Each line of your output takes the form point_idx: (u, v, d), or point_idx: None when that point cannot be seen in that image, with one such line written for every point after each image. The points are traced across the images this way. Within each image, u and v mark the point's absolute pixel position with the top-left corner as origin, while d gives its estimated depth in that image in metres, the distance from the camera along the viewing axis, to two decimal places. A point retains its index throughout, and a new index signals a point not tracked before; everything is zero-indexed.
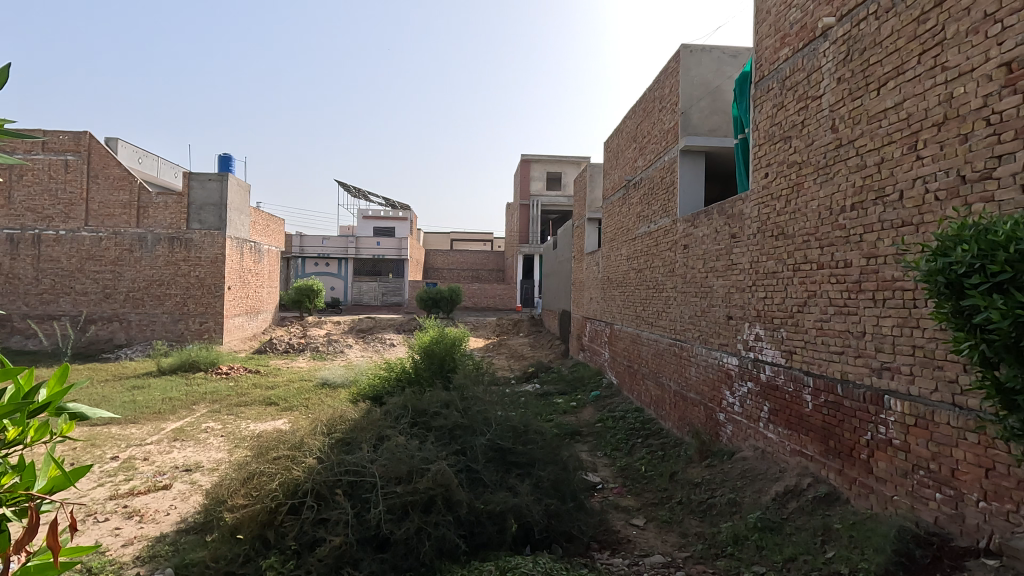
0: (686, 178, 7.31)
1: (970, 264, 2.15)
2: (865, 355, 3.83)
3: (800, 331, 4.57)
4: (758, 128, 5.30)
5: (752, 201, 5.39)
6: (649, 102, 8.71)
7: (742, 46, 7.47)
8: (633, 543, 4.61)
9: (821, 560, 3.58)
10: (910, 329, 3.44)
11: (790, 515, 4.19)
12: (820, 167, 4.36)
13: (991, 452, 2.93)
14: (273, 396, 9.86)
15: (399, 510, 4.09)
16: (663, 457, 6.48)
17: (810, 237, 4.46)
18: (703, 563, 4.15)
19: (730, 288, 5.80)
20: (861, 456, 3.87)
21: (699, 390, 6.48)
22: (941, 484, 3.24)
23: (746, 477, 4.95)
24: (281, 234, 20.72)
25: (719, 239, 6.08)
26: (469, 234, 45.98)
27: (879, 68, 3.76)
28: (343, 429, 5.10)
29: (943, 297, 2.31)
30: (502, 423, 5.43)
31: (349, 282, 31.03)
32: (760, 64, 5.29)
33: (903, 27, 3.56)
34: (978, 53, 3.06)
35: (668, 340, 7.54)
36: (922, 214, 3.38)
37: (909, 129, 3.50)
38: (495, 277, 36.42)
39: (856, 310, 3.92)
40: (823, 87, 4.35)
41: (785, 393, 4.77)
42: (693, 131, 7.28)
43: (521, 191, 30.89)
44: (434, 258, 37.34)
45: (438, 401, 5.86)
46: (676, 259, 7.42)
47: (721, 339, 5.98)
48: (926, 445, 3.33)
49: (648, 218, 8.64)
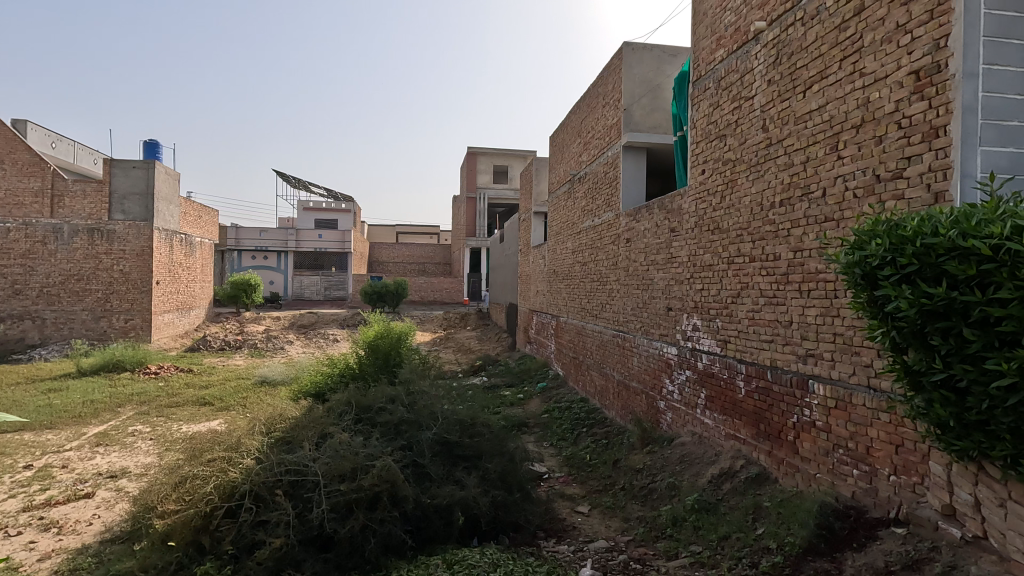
0: (628, 174, 7.51)
1: (883, 257, 2.46)
2: (792, 343, 4.07)
3: (734, 321, 4.80)
4: (695, 126, 5.50)
5: (690, 196, 5.58)
6: (593, 99, 8.88)
7: (680, 47, 7.71)
8: (577, 530, 4.71)
9: (752, 536, 3.80)
10: (831, 318, 3.69)
11: (724, 496, 4.41)
12: (751, 165, 4.59)
13: (900, 430, 3.18)
14: (207, 396, 9.42)
15: (343, 508, 4.01)
16: (606, 445, 6.66)
17: (743, 232, 4.69)
18: (644, 546, 4.32)
19: (669, 280, 6.01)
20: (787, 438, 4.12)
21: (640, 379, 6.70)
22: (858, 460, 3.50)
23: (684, 462, 5.16)
24: (215, 226, 19.71)
25: (659, 233, 6.30)
26: (415, 227, 45.39)
27: (805, 72, 3.99)
28: (283, 428, 4.94)
29: (859, 288, 2.65)
30: (448, 417, 5.39)
31: (289, 277, 29.97)
32: (698, 64, 5.49)
33: (826, 33, 3.78)
34: (891, 61, 3.29)
35: (612, 333, 7.73)
36: (842, 211, 3.63)
37: (831, 130, 3.73)
38: (441, 271, 36.14)
39: (784, 300, 4.16)
40: (754, 88, 4.57)
41: (719, 380, 5.01)
42: (634, 128, 7.47)
43: (467, 184, 30.72)
44: (379, 252, 36.57)
45: (383, 396, 5.76)
46: (618, 253, 7.60)
47: (661, 330, 6.20)
48: (845, 425, 3.58)
49: (592, 213, 8.80)
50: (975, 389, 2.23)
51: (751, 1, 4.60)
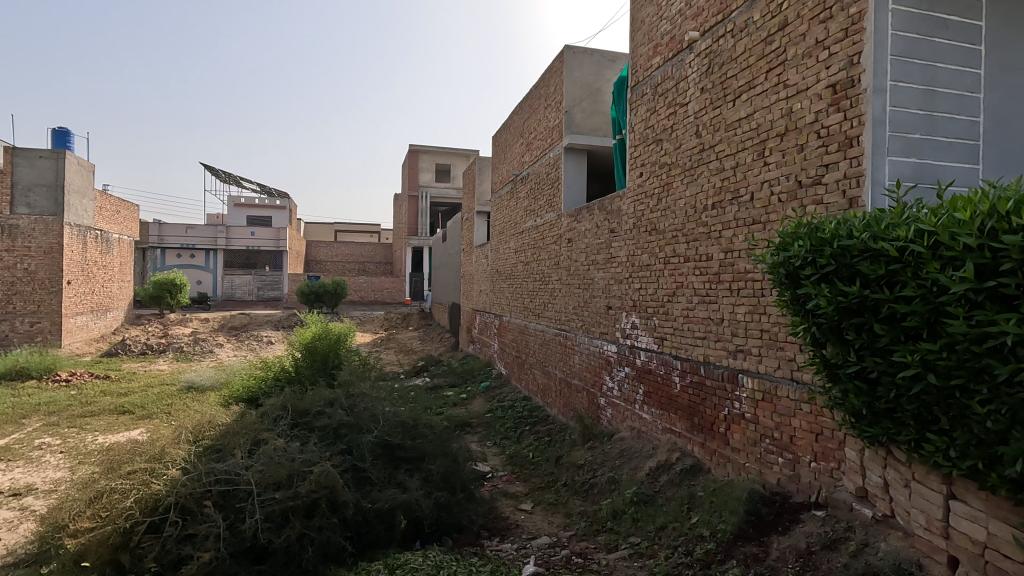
0: (569, 176, 7.64)
1: (804, 258, 2.67)
2: (723, 339, 4.27)
3: (670, 319, 4.98)
4: (634, 130, 5.67)
5: (628, 198, 5.75)
6: (535, 100, 8.97)
7: (619, 52, 7.92)
8: (520, 527, 4.75)
9: (688, 525, 3.95)
10: (758, 315, 3.90)
11: (661, 488, 4.57)
12: (685, 169, 4.78)
13: (819, 419, 3.41)
14: (127, 404, 8.79)
15: (278, 517, 3.86)
16: (549, 443, 6.75)
17: (678, 233, 4.88)
18: (586, 540, 4.40)
19: (609, 280, 6.17)
20: (719, 430, 4.32)
21: (581, 377, 6.83)
22: (782, 449, 3.72)
23: (623, 456, 5.31)
24: (135, 223, 18.44)
25: (599, 234, 6.45)
26: (354, 226, 44.26)
27: (734, 81, 4.19)
28: (212, 436, 4.69)
29: (784, 287, 2.86)
30: (389, 419, 5.29)
31: (219, 276, 28.46)
32: (635, 70, 5.65)
33: (753, 46, 3.99)
34: (811, 75, 3.51)
35: (553, 331, 7.83)
36: (768, 214, 3.84)
37: (758, 138, 3.95)
38: (382, 271, 35.45)
39: (716, 299, 4.35)
40: (688, 96, 4.76)
41: (656, 376, 5.19)
42: (575, 130, 7.61)
43: (409, 182, 30.27)
44: (316, 251, 35.39)
45: (322, 400, 5.58)
46: (560, 253, 7.72)
47: (601, 328, 6.35)
48: (771, 416, 3.80)
49: (534, 213, 8.89)
50: (884, 379, 2.43)
51: (686, 11, 4.78)
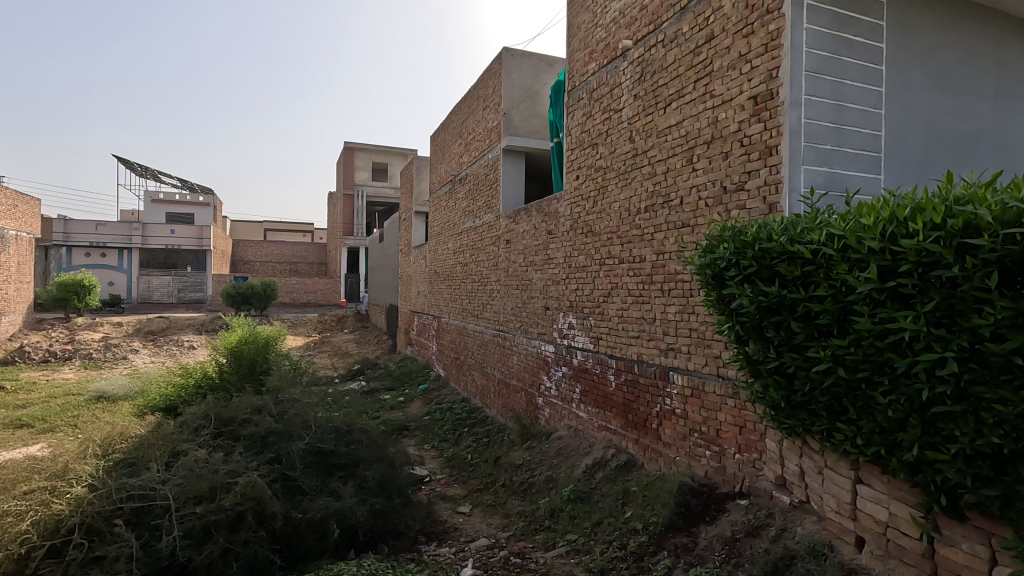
0: (508, 177, 7.67)
1: (729, 260, 2.83)
2: (655, 338, 4.42)
3: (605, 318, 5.10)
4: (570, 134, 5.76)
5: (565, 200, 5.84)
6: (473, 101, 8.95)
7: (556, 57, 8.04)
8: (458, 530, 4.71)
9: (622, 520, 4.05)
10: (687, 315, 4.06)
11: (597, 484, 4.67)
12: (620, 173, 4.91)
13: (743, 413, 3.59)
14: (24, 417, 7.99)
15: (200, 533, 3.63)
16: (487, 444, 6.74)
17: (612, 235, 5.00)
18: (524, 539, 4.42)
19: (547, 281, 6.24)
20: (652, 425, 4.46)
21: (520, 377, 6.87)
22: (709, 442, 3.89)
23: (560, 455, 5.38)
24: (34, 218, 16.85)
25: (537, 236, 6.51)
26: (285, 225, 42.52)
27: (665, 90, 4.35)
28: (124, 449, 4.35)
29: (711, 287, 3.01)
30: (322, 425, 5.10)
31: (134, 277, 26.51)
32: (572, 75, 5.75)
33: (682, 56, 4.16)
34: (734, 86, 3.70)
35: (492, 332, 7.83)
36: (696, 218, 4.01)
37: (687, 145, 4.12)
38: (315, 271, 34.25)
39: (648, 299, 4.50)
40: (622, 102, 4.89)
41: (592, 374, 5.30)
42: (514, 132, 7.65)
43: (344, 181, 29.42)
44: (244, 250, 33.70)
45: (248, 406, 5.31)
46: (498, 254, 7.73)
47: (539, 329, 6.41)
48: (699, 411, 3.96)
49: (473, 213, 8.86)
50: (800, 374, 2.60)
51: (620, 20, 4.91)
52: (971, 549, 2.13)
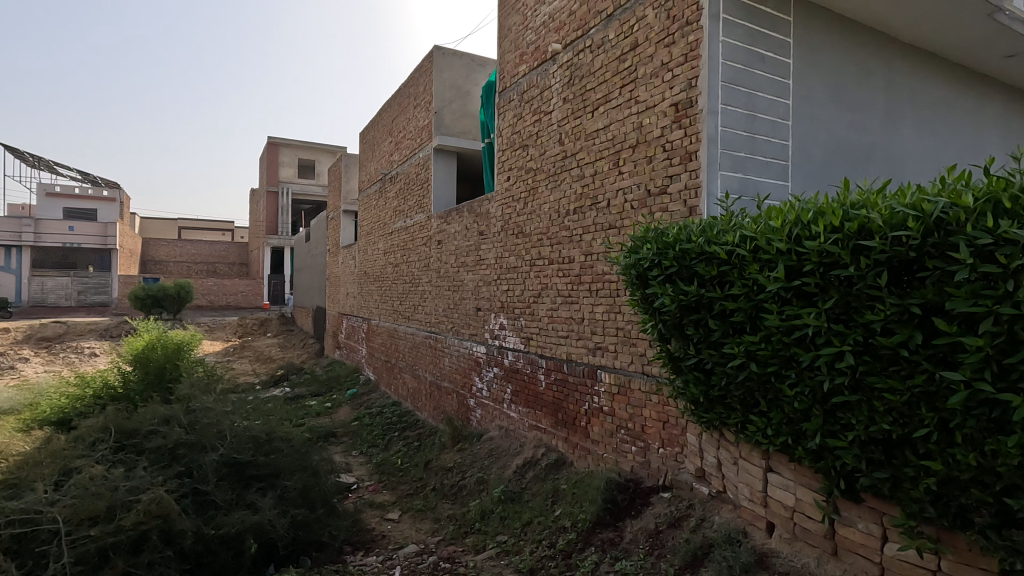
0: (439, 177, 7.57)
1: (651, 260, 2.93)
2: (584, 338, 4.50)
3: (535, 319, 5.14)
4: (501, 135, 5.77)
5: (496, 201, 5.84)
6: (404, 99, 8.78)
7: (488, 58, 8.05)
8: (387, 538, 4.57)
9: (551, 518, 4.09)
10: (614, 314, 4.16)
11: (527, 484, 4.68)
12: (550, 175, 4.96)
13: (666, 408, 3.72)
14: None
15: (95, 558, 3.30)
16: (418, 448, 6.61)
17: (542, 236, 5.05)
18: (454, 543, 4.36)
19: (478, 282, 6.21)
20: (580, 423, 4.54)
21: (451, 379, 6.80)
22: (635, 438, 4.00)
23: (492, 456, 5.36)
24: None
25: (468, 236, 6.47)
26: (202, 223, 39.96)
27: (593, 94, 4.44)
28: (4, 469, 3.90)
29: (635, 287, 3.09)
30: (239, 434, 4.80)
31: (24, 278, 23.97)
32: (503, 76, 5.76)
33: (609, 62, 4.27)
34: (657, 93, 3.83)
35: (423, 334, 7.70)
36: (622, 220, 4.12)
37: (613, 149, 4.22)
38: (235, 272, 32.41)
39: (577, 299, 4.57)
40: (552, 105, 4.95)
41: (523, 375, 5.32)
42: (445, 131, 7.57)
43: (267, 177, 28.02)
44: (155, 250, 31.35)
45: (155, 417, 4.91)
46: (429, 254, 7.62)
47: (471, 330, 6.37)
48: (625, 408, 4.07)
49: (404, 213, 8.68)
50: (717, 369, 2.71)
51: (549, 23, 4.97)
52: (866, 528, 2.30)
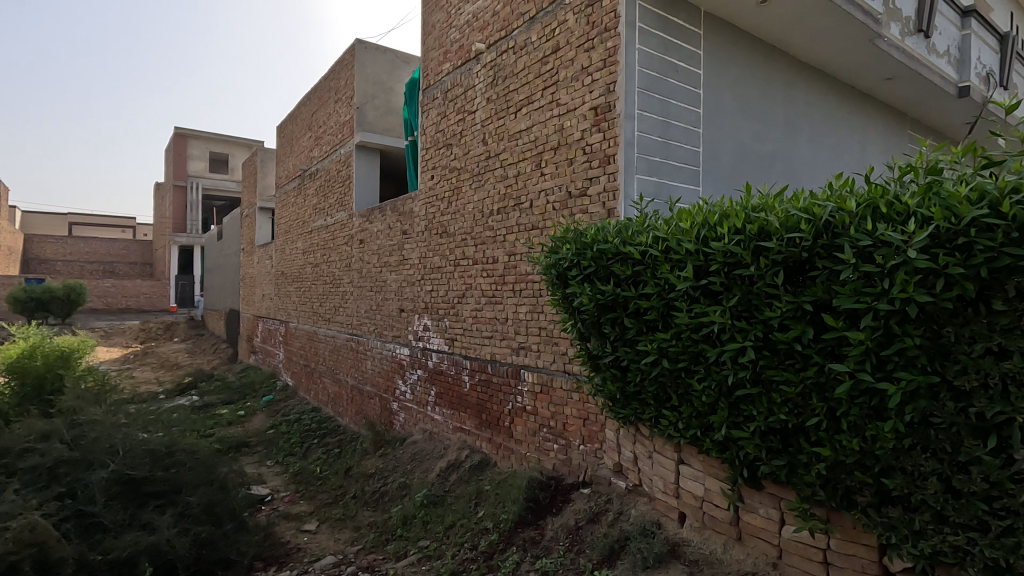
0: (361, 174, 7.34)
1: (571, 260, 2.97)
2: (507, 338, 4.49)
3: (459, 319, 5.08)
4: (425, 132, 5.67)
5: (420, 200, 5.73)
6: (324, 92, 8.45)
7: (412, 54, 7.95)
8: (302, 551, 4.35)
9: (474, 520, 4.05)
10: (537, 314, 4.19)
11: (450, 487, 4.62)
12: (473, 174, 4.93)
13: (586, 406, 3.78)
14: None
15: None
16: (338, 455, 6.36)
17: (466, 236, 5.01)
18: (374, 552, 4.22)
19: (401, 282, 6.06)
20: (504, 424, 4.53)
21: (374, 382, 6.59)
22: (557, 436, 4.04)
23: (415, 460, 5.25)
24: None
25: (391, 235, 6.31)
26: (98, 218, 36.54)
27: (516, 95, 4.45)
28: None
29: (556, 287, 3.12)
30: (134, 448, 4.39)
31: None
32: (426, 73, 5.66)
33: (531, 64, 4.30)
34: (577, 97, 3.90)
35: (344, 337, 7.43)
36: (544, 220, 4.16)
37: (535, 150, 4.25)
38: (137, 273, 29.86)
39: (500, 299, 4.57)
40: (476, 104, 4.92)
41: (447, 376, 5.24)
42: (367, 128, 7.34)
43: (174, 170, 26.06)
44: (40, 247, 28.27)
45: (32, 433, 4.39)
46: (351, 254, 7.35)
47: (394, 331, 6.20)
48: (547, 406, 4.10)
49: (324, 211, 8.34)
50: (632, 366, 2.78)
51: (473, 22, 4.94)
52: (766, 513, 2.44)
